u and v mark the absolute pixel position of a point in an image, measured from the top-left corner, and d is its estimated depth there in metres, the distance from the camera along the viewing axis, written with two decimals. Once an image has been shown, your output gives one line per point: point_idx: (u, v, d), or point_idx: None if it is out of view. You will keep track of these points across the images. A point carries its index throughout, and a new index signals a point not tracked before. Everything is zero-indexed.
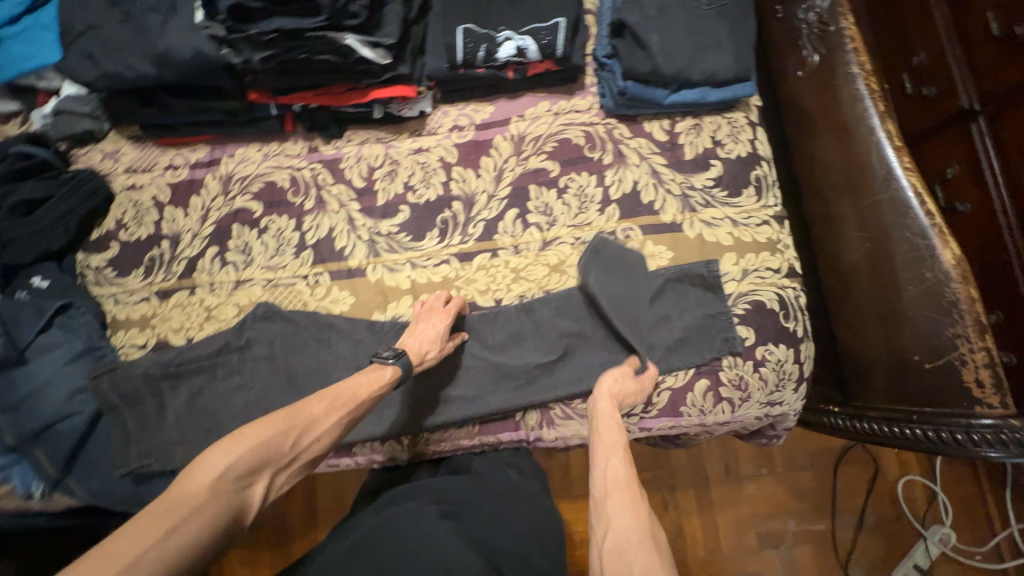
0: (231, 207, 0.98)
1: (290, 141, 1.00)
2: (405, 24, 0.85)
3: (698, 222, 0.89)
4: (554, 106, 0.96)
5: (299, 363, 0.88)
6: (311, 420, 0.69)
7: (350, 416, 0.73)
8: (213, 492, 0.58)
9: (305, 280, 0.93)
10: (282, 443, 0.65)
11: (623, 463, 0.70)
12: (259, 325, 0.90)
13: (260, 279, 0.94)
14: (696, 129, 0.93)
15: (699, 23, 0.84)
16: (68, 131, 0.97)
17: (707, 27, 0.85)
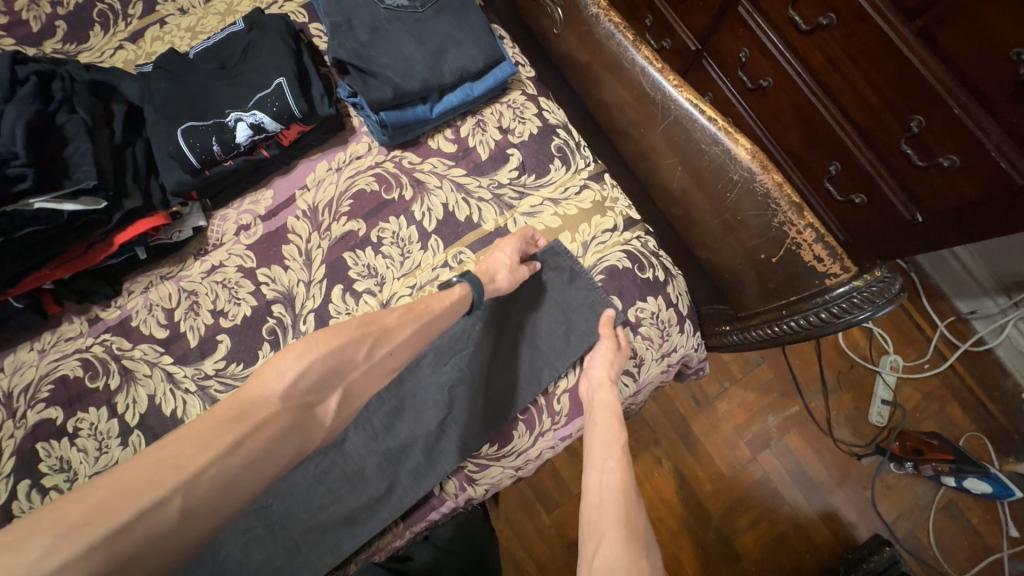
0: (26, 427, 0.82)
1: (64, 323, 0.85)
2: (111, 154, 0.74)
3: (520, 216, 0.84)
4: (333, 162, 0.88)
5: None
6: (386, 329, 0.69)
7: (424, 329, 0.72)
8: (281, 408, 0.60)
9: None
10: (354, 354, 0.66)
11: (615, 470, 0.70)
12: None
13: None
14: (480, 126, 0.88)
15: (421, 29, 0.80)
16: None
17: (432, 29, 0.80)
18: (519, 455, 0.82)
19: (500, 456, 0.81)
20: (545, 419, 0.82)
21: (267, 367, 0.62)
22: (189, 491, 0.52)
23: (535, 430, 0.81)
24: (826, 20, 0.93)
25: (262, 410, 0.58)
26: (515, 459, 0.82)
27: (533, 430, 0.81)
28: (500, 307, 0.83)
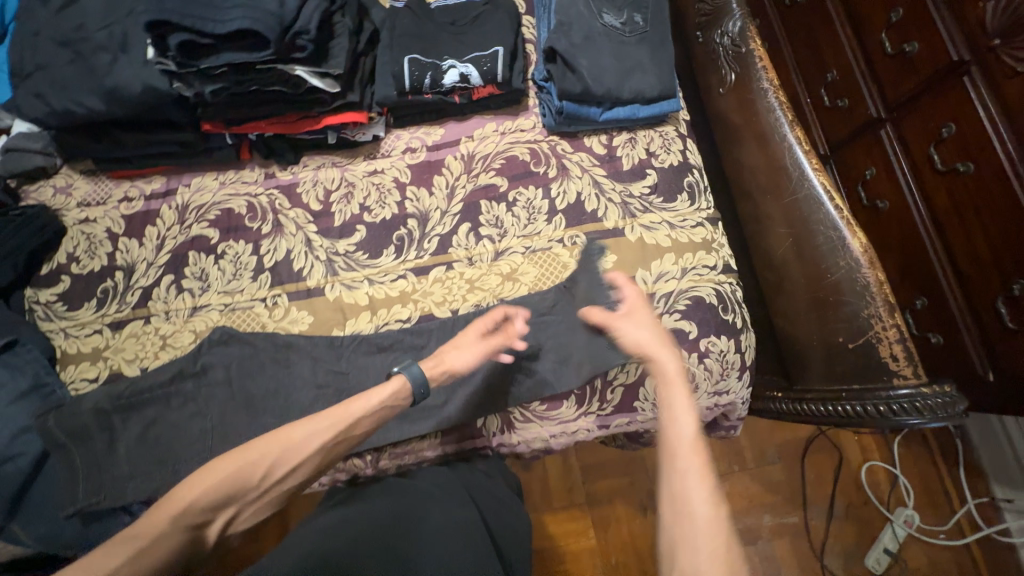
0: (188, 235, 0.99)
1: (246, 169, 1.02)
2: (354, 57, 0.90)
3: (638, 226, 0.95)
4: (501, 126, 1.03)
5: (259, 381, 0.89)
6: (287, 451, 0.70)
7: (335, 439, 0.73)
8: (263, 484, 0.69)
9: (264, 302, 0.94)
10: (253, 479, 0.68)
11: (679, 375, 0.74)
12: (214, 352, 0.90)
13: (218, 304, 0.94)
14: (631, 142, 1.00)
15: (622, 48, 0.93)
16: (19, 167, 0.98)
17: (631, 52, 0.93)
18: (561, 422, 0.90)
19: (545, 416, 0.90)
20: (594, 401, 0.89)
21: (210, 470, 0.68)
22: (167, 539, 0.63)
23: (583, 407, 0.90)
24: (963, 166, 1.00)
25: (238, 489, 0.67)
26: (555, 425, 0.90)
27: (581, 407, 0.90)
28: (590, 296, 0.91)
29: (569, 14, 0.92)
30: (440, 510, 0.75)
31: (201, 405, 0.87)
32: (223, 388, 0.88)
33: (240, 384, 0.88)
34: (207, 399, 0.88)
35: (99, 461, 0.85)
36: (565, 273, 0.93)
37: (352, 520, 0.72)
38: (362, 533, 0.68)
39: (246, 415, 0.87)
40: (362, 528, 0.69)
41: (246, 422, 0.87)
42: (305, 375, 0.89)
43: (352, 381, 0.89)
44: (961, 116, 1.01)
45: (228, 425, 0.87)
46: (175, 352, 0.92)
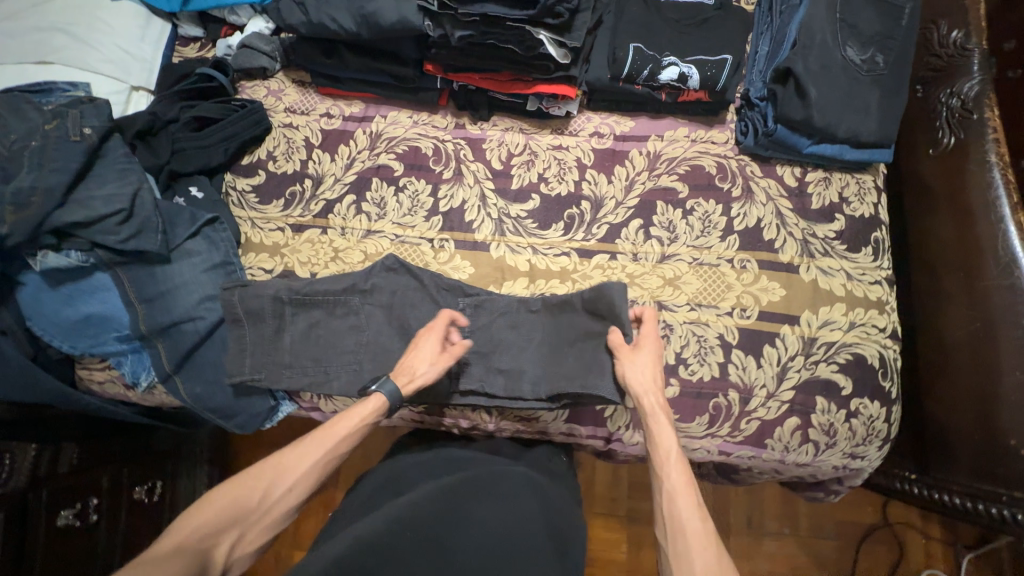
0: (375, 162, 1.04)
1: (439, 115, 1.07)
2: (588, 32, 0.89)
3: (815, 268, 0.92)
4: (693, 133, 1.02)
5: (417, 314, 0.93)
6: (283, 469, 0.70)
7: (329, 455, 0.72)
8: (268, 502, 0.68)
9: (430, 243, 0.99)
10: (248, 505, 0.66)
11: (676, 467, 0.71)
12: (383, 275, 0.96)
13: (390, 234, 1.00)
14: (825, 182, 0.97)
15: (856, 86, 0.89)
16: (247, 63, 1.05)
17: (863, 93, 0.89)
18: (685, 436, 0.90)
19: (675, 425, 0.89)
20: (726, 426, 0.89)
21: (228, 489, 0.67)
22: (179, 560, 0.59)
23: (712, 428, 0.89)
24: None
25: (251, 507, 0.67)
26: (679, 437, 0.90)
27: (710, 427, 0.89)
28: (751, 327, 0.90)
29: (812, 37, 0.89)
30: (488, 509, 0.68)
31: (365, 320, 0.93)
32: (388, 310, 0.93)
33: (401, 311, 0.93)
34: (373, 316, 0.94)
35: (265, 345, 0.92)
36: (728, 293, 0.92)
37: (405, 500, 0.66)
38: (413, 518, 0.62)
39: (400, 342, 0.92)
40: (416, 513, 0.63)
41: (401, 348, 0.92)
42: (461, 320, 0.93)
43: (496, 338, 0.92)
44: None
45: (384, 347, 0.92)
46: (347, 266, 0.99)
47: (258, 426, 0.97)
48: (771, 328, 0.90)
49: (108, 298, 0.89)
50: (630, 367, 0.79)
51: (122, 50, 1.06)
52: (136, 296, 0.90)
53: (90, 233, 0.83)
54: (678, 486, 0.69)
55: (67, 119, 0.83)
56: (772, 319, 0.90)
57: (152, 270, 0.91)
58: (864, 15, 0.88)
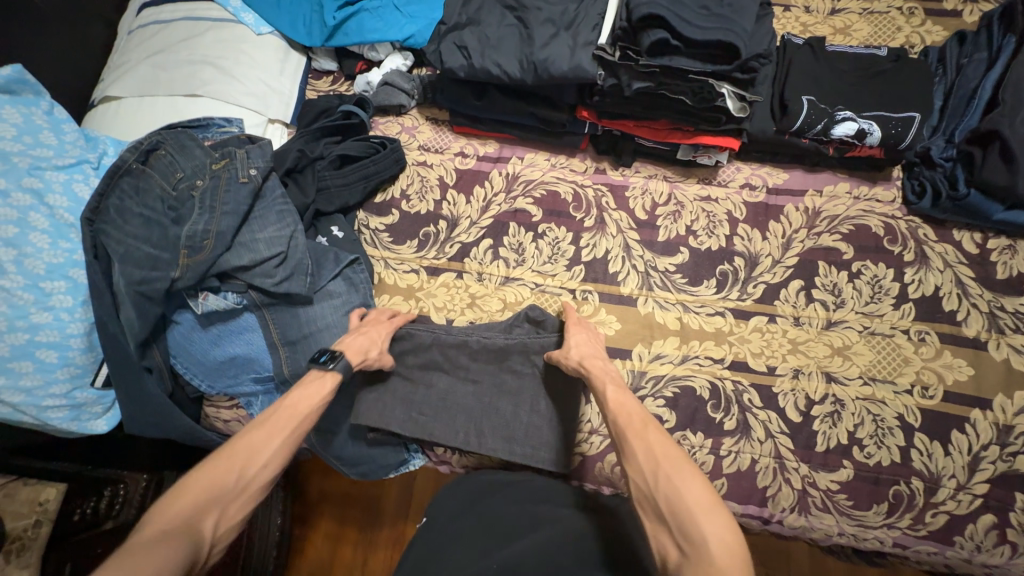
0: (512, 205, 1.01)
1: (578, 158, 1.03)
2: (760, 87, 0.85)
3: (1005, 345, 0.84)
4: (855, 190, 0.95)
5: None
6: (258, 447, 0.68)
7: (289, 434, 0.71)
8: (246, 480, 0.65)
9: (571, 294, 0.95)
10: (237, 484, 0.64)
11: (584, 342, 0.82)
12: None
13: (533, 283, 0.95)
14: (1011, 250, 0.89)
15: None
16: (386, 100, 1.05)
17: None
18: (858, 525, 0.82)
19: (848, 512, 0.81)
20: (906, 518, 0.80)
21: (197, 474, 0.63)
22: (174, 539, 0.56)
23: (891, 518, 0.81)
24: None
25: (230, 485, 0.63)
26: (852, 525, 0.82)
27: (889, 516, 0.81)
28: (935, 409, 0.82)
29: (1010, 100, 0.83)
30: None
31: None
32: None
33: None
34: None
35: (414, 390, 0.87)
36: (907, 369, 0.85)
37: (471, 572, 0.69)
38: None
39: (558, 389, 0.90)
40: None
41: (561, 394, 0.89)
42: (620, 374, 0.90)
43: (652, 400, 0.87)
44: None
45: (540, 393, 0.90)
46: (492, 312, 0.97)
47: (383, 475, 0.94)
48: (957, 410, 0.82)
49: (253, 339, 0.87)
50: (575, 337, 0.83)
51: (264, 83, 1.05)
52: (279, 338, 0.87)
53: (250, 274, 0.83)
54: (643, 418, 0.68)
55: (236, 160, 0.84)
56: (957, 401, 0.82)
57: (295, 311, 0.88)
58: None
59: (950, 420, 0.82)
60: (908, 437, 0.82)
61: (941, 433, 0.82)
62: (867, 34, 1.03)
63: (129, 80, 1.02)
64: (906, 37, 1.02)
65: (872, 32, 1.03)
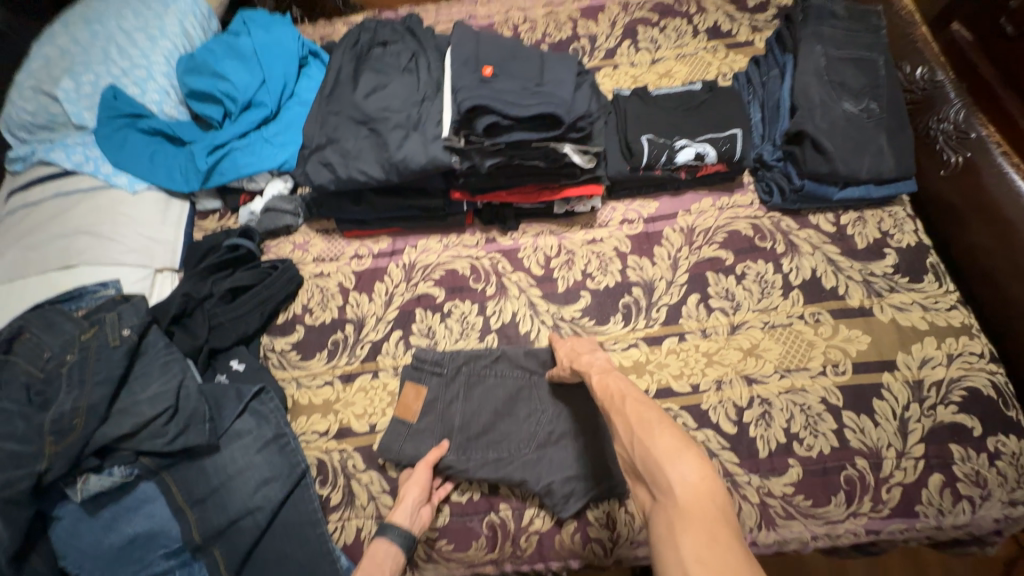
0: (414, 293, 1.02)
1: (468, 233, 1.07)
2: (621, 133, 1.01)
3: (888, 306, 0.90)
4: (717, 202, 1.04)
5: (529, 413, 0.87)
6: None
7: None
8: None
9: (491, 354, 0.92)
10: None
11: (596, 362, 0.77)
12: (476, 380, 0.90)
13: (460, 354, 0.92)
14: (861, 221, 0.98)
15: (859, 130, 0.94)
16: (272, 224, 1.07)
17: (868, 137, 0.94)
18: (827, 523, 0.79)
19: (811, 513, 0.79)
20: (866, 501, 0.79)
21: None
22: None
23: (853, 506, 0.79)
24: None
25: None
26: (822, 526, 0.79)
27: (851, 505, 0.79)
28: (851, 383, 0.85)
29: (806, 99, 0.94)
30: None
31: (469, 432, 0.86)
32: (496, 413, 0.87)
33: (508, 409, 0.88)
34: (478, 424, 0.87)
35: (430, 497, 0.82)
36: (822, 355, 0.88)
37: None
38: None
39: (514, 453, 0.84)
40: None
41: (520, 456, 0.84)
42: (574, 421, 0.86)
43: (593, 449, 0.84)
44: None
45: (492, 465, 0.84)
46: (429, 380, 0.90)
47: None
48: (869, 379, 0.85)
49: (155, 511, 0.79)
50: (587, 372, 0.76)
51: (145, 237, 1.05)
52: (186, 499, 0.80)
53: (135, 441, 0.77)
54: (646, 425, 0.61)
55: (106, 325, 0.81)
56: (867, 371, 0.85)
57: (200, 464, 0.82)
58: (848, 72, 0.96)
59: (867, 391, 0.84)
60: (838, 419, 0.83)
61: (865, 405, 0.83)
62: (685, 74, 1.20)
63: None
64: (717, 69, 1.19)
65: (689, 71, 1.20)
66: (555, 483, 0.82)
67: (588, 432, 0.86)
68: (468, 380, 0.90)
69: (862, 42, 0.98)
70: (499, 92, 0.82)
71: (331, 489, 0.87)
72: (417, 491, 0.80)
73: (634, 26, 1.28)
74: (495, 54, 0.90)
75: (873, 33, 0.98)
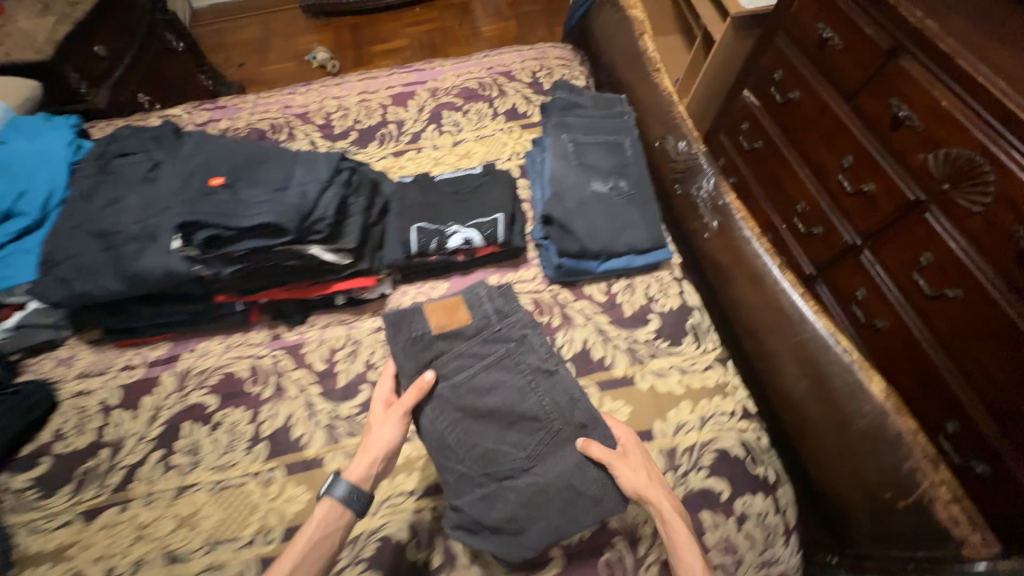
0: (185, 403, 0.95)
1: (254, 331, 1.03)
2: (398, 214, 1.03)
3: (648, 373, 0.94)
4: (503, 278, 1.06)
5: (527, 407, 0.84)
6: None
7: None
8: None
9: (517, 341, 0.90)
10: None
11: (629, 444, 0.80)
12: (506, 365, 0.88)
13: (470, 335, 0.89)
14: (630, 288, 1.04)
15: (614, 211, 1.02)
16: (26, 341, 0.99)
17: (603, 224, 1.00)
18: None
19: None
20: None
21: None
22: None
23: None
24: (952, 292, 1.12)
25: None
26: None
27: None
28: None
29: (560, 192, 1.02)
30: None
31: (480, 416, 0.84)
32: (496, 408, 0.84)
33: (525, 412, 0.83)
34: (485, 413, 0.84)
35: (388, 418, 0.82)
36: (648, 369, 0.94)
37: None
38: None
39: (535, 487, 0.78)
40: None
41: (535, 485, 0.78)
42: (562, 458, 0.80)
43: (588, 488, 0.77)
44: (935, 249, 1.16)
45: (524, 500, 0.77)
46: (436, 359, 0.88)
47: None
48: None
49: None
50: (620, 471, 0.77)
51: None
52: None
53: None
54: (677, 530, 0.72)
55: None
56: None
57: None
58: (594, 156, 1.07)
59: None
60: None
61: None
62: (483, 154, 1.27)
63: None
64: (511, 149, 1.27)
65: (486, 151, 1.27)
66: (538, 511, 0.77)
67: (505, 444, 0.82)
68: (542, 374, 0.87)
69: (606, 128, 1.11)
70: (220, 207, 0.82)
71: None
72: (383, 442, 0.80)
73: (439, 111, 1.37)
74: (226, 161, 0.89)
75: (617, 123, 1.12)
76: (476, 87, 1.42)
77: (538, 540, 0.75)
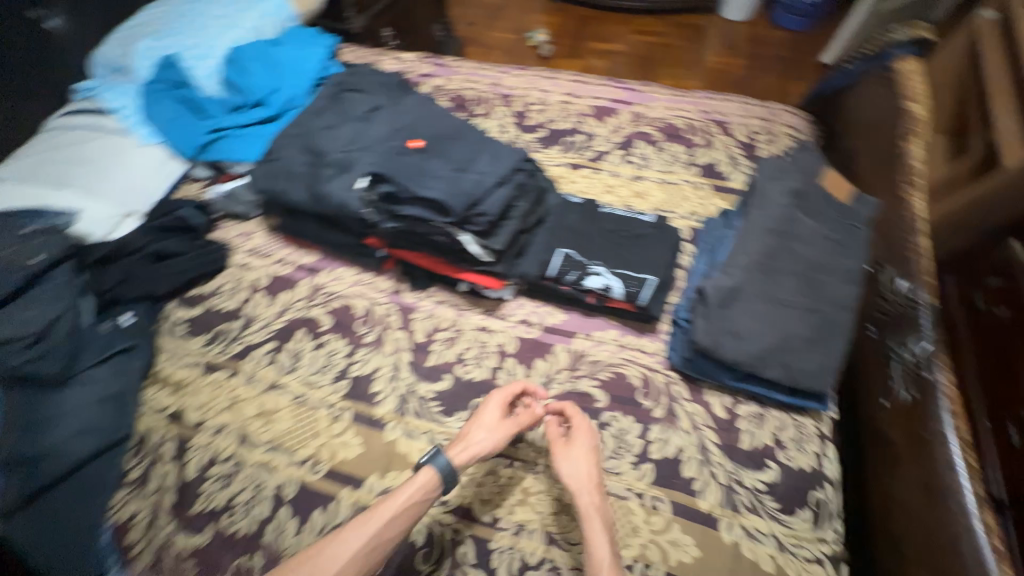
0: (306, 313, 1.06)
1: (382, 277, 1.10)
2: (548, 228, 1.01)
3: (738, 526, 0.79)
4: (622, 337, 0.98)
5: (821, 318, 0.83)
6: None
7: None
8: None
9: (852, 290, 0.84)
10: None
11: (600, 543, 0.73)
12: (837, 298, 0.84)
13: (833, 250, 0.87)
14: (759, 418, 0.88)
15: (812, 280, 0.85)
16: (228, 207, 1.19)
17: (808, 258, 0.86)
18: None
19: None
20: None
21: None
22: None
23: None
24: None
25: None
26: None
27: None
28: None
29: (788, 229, 0.89)
30: None
31: (792, 273, 0.85)
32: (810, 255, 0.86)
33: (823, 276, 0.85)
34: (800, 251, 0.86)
35: (577, 444, 0.82)
36: (812, 275, 0.85)
37: None
38: None
39: (781, 278, 0.86)
40: None
41: (780, 289, 0.85)
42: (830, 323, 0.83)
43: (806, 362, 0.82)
44: None
45: (771, 277, 0.86)
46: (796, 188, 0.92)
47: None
48: None
49: None
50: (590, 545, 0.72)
51: (131, 182, 1.21)
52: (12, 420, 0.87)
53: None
54: None
55: (35, 248, 0.96)
56: None
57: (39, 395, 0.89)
58: (805, 243, 0.87)
59: None
60: None
61: None
62: (659, 200, 1.17)
63: (14, 169, 1.19)
64: (690, 207, 1.15)
65: (663, 199, 1.17)
66: (763, 331, 0.83)
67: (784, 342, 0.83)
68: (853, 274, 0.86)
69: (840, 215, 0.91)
70: (408, 167, 0.88)
71: (134, 464, 0.91)
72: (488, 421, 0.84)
73: (633, 139, 1.29)
74: (433, 126, 0.96)
75: (845, 220, 0.90)
76: (683, 127, 1.30)
77: (751, 342, 0.83)
